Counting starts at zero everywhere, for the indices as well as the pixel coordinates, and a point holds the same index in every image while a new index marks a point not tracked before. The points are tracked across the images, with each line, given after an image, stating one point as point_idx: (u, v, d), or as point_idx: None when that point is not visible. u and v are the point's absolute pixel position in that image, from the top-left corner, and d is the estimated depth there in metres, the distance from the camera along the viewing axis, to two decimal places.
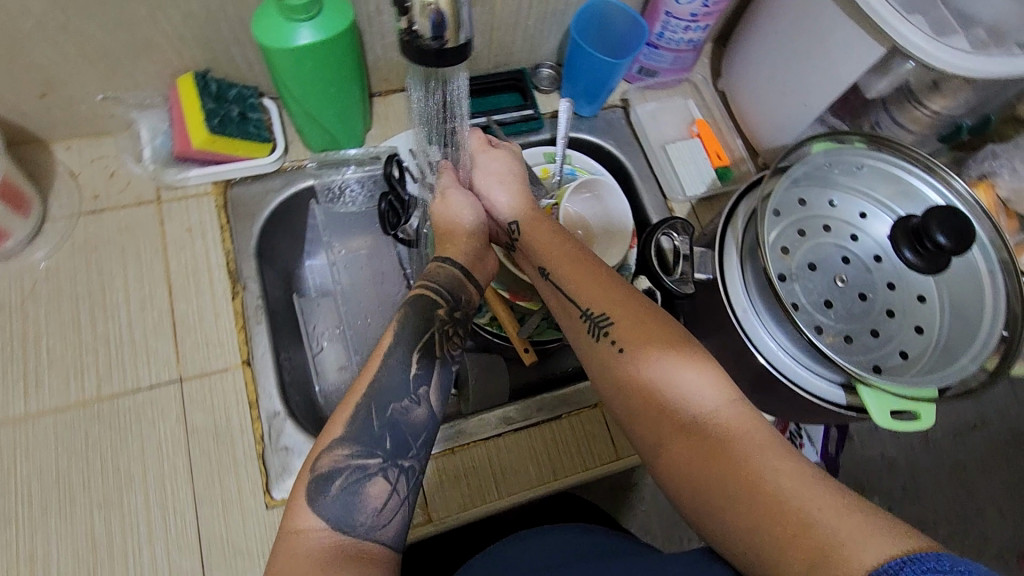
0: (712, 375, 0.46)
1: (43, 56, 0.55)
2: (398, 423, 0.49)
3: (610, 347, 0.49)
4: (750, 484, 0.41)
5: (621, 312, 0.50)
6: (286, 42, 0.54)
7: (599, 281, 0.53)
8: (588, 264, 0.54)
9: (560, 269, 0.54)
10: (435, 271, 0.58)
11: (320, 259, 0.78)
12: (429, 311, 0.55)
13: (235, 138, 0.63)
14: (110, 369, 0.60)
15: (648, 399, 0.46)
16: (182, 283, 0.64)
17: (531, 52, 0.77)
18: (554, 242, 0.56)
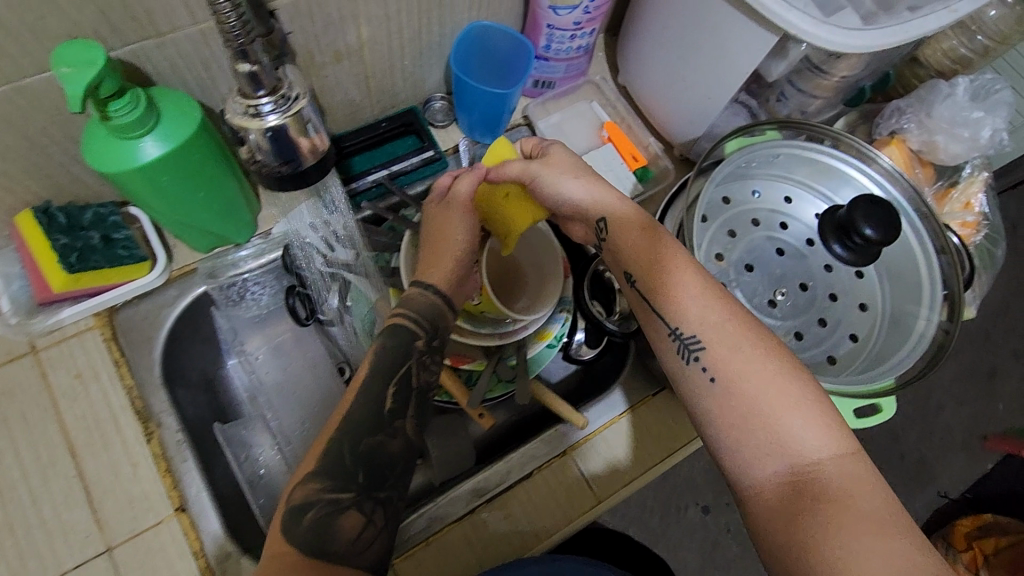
0: (825, 423, 0.41)
1: None
2: (374, 459, 0.47)
3: (700, 371, 0.45)
4: (850, 557, 0.36)
5: (717, 330, 0.45)
6: (128, 164, 0.46)
7: (700, 293, 0.47)
8: (692, 272, 0.48)
9: (654, 274, 0.48)
10: (412, 295, 0.53)
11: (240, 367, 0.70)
12: (408, 343, 0.51)
13: (102, 270, 0.55)
14: (23, 561, 0.52)
15: (736, 436, 0.42)
16: (86, 439, 0.57)
17: (417, 89, 0.71)
18: (651, 242, 0.50)
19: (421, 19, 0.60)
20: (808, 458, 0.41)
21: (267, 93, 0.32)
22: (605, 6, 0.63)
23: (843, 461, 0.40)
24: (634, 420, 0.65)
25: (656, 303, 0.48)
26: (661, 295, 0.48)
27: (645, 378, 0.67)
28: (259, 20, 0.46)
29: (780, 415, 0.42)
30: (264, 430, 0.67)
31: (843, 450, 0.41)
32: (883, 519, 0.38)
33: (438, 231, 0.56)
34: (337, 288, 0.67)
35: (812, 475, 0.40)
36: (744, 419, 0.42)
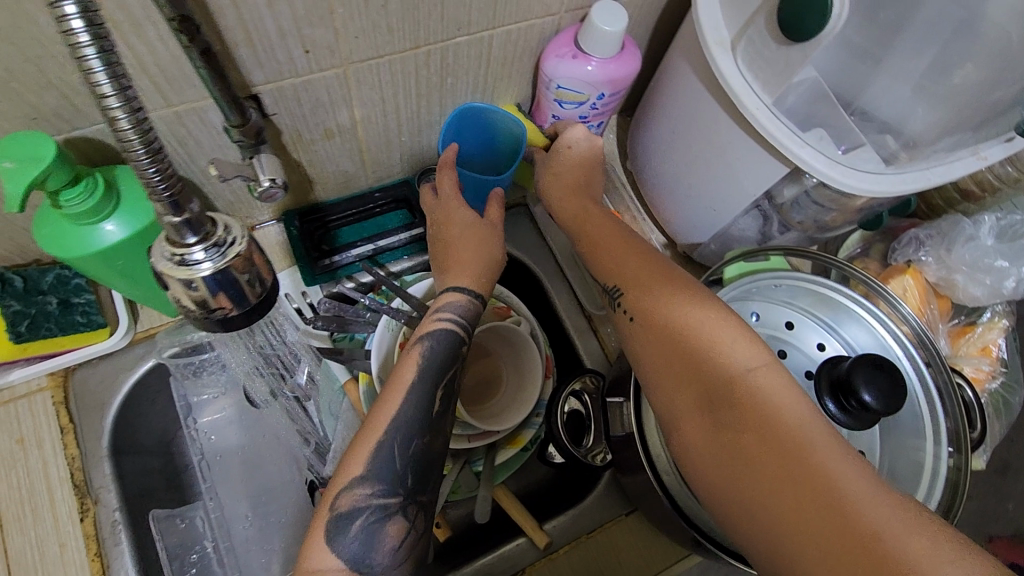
0: (739, 338, 0.43)
1: None
2: (419, 462, 0.45)
3: (626, 319, 0.49)
4: (774, 465, 0.38)
5: (631, 279, 0.50)
6: (81, 249, 0.44)
7: (626, 253, 0.53)
8: (622, 241, 0.54)
9: (592, 249, 0.55)
10: (456, 300, 0.53)
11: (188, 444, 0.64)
12: (454, 349, 0.51)
13: (45, 337, 0.54)
14: None
15: (660, 370, 0.45)
16: (16, 513, 0.53)
17: (414, 163, 0.69)
18: (601, 220, 0.57)
19: (420, 101, 0.58)
20: (724, 376, 0.42)
21: (197, 242, 0.29)
22: (614, 103, 0.60)
23: (759, 372, 0.42)
24: (601, 540, 0.60)
25: (596, 270, 0.54)
26: (595, 257, 0.55)
27: (619, 494, 0.62)
28: (235, 110, 0.43)
29: (698, 336, 0.44)
30: (206, 521, 0.62)
31: (757, 363, 0.42)
32: (803, 427, 0.39)
33: (476, 228, 0.57)
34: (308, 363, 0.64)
35: (729, 392, 0.42)
36: (662, 351, 0.45)
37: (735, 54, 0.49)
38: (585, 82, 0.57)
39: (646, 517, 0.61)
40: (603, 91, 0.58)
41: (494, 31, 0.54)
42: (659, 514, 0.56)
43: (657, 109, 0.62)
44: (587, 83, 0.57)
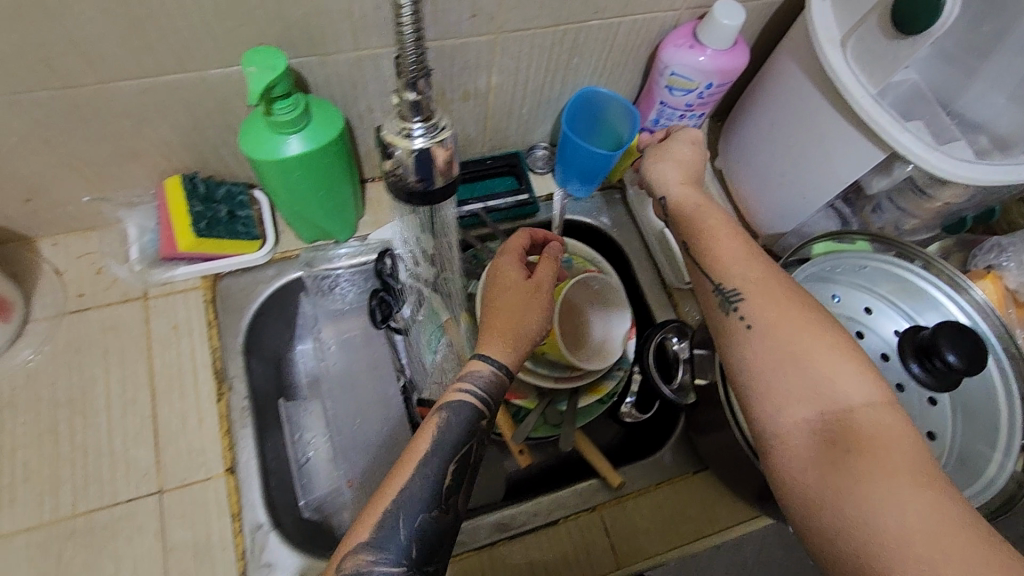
0: (858, 372, 0.44)
1: (28, 168, 0.55)
2: (425, 538, 0.45)
3: (739, 323, 0.49)
4: (869, 496, 0.39)
5: (752, 285, 0.49)
6: (273, 154, 0.53)
7: (744, 255, 0.52)
8: (744, 248, 0.52)
9: (709, 250, 0.53)
10: (480, 370, 0.50)
11: (308, 344, 0.75)
12: (471, 424, 0.49)
13: (226, 239, 0.63)
14: (88, 484, 0.57)
15: (768, 381, 0.46)
16: (165, 386, 0.62)
17: (525, 136, 0.76)
18: (723, 225, 0.54)
19: (547, 75, 0.66)
20: (838, 403, 0.43)
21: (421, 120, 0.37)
22: (719, 95, 0.67)
23: (873, 405, 0.43)
24: (670, 492, 0.64)
25: (706, 267, 0.52)
26: (706, 256, 0.53)
27: (689, 453, 0.66)
28: None
29: (813, 360, 0.45)
30: (319, 414, 0.71)
31: (872, 398, 0.43)
32: (909, 466, 0.40)
33: (521, 297, 0.54)
34: (410, 300, 0.71)
35: (838, 419, 0.43)
36: (778, 364, 0.46)
37: (844, 50, 0.55)
38: (698, 71, 0.63)
39: (714, 477, 0.65)
40: (712, 80, 0.64)
41: (625, 18, 0.61)
42: (731, 468, 0.59)
43: (759, 105, 0.68)
44: (699, 71, 0.63)
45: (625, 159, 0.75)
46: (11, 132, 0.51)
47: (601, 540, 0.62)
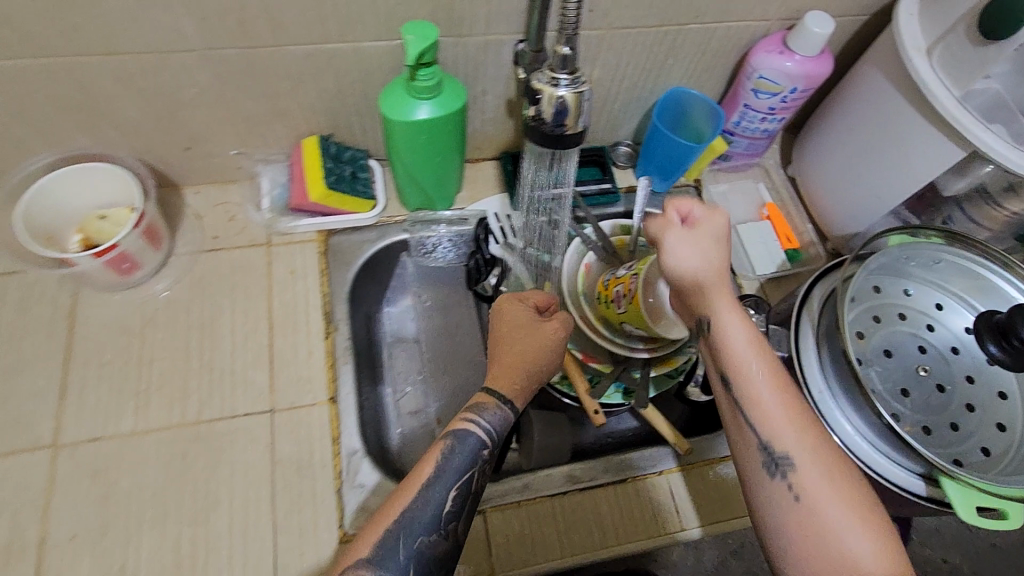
0: (880, 543, 0.43)
1: (198, 118, 0.65)
2: (425, 561, 0.50)
3: (786, 489, 0.46)
4: None
5: (800, 447, 0.47)
6: (406, 116, 0.61)
7: (793, 407, 0.48)
8: (786, 389, 0.48)
9: (754, 391, 0.48)
10: (488, 404, 0.56)
11: (398, 306, 0.83)
12: (473, 454, 0.54)
13: (349, 194, 0.71)
14: (212, 397, 0.64)
15: (808, 554, 0.44)
16: (281, 321, 0.69)
17: (612, 132, 0.83)
18: (773, 372, 0.48)
19: (641, 74, 0.73)
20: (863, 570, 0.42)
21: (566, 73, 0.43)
22: (801, 100, 0.72)
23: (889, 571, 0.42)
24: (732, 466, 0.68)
25: (749, 415, 0.48)
26: (749, 403, 0.48)
27: None
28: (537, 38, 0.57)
29: (848, 532, 0.43)
30: (409, 363, 0.80)
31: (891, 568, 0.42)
32: None
33: (530, 342, 0.59)
34: (500, 266, 0.77)
35: None
36: (819, 536, 0.44)
37: (929, 57, 0.60)
38: (785, 75, 0.69)
39: None
40: (798, 84, 0.70)
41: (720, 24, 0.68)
42: None
43: (839, 112, 0.73)
44: (786, 75, 0.69)
45: (705, 157, 0.80)
46: (195, 84, 0.60)
47: (667, 502, 0.65)
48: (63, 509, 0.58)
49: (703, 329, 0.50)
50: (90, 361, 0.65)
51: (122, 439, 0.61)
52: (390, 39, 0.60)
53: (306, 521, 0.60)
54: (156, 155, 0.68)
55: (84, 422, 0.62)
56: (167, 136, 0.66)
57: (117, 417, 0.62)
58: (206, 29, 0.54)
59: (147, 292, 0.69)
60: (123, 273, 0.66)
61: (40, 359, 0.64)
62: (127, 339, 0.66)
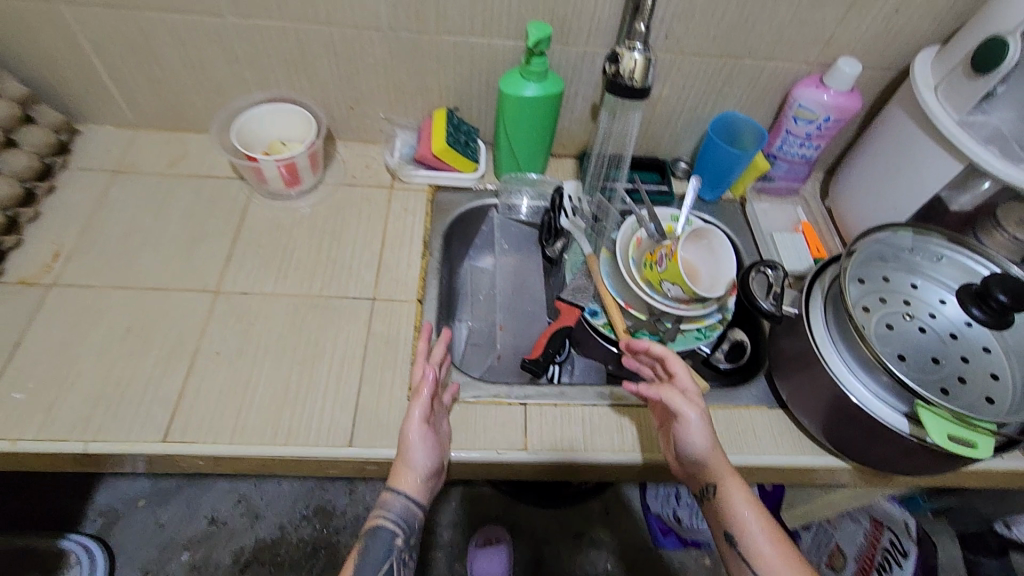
0: None
1: (366, 83, 0.88)
2: None
3: None
4: None
5: None
6: (516, 91, 0.81)
7: (790, 557, 0.61)
8: (780, 541, 0.62)
9: (757, 548, 0.61)
10: (387, 499, 0.65)
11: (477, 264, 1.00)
12: (389, 539, 0.64)
13: (461, 154, 0.91)
14: (331, 281, 0.82)
15: None
16: (391, 240, 0.88)
17: (674, 148, 1.01)
18: (770, 532, 0.62)
19: (702, 97, 0.92)
20: None
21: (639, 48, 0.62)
22: (834, 129, 0.88)
23: None
24: (742, 415, 0.78)
25: (751, 567, 0.61)
26: (753, 554, 0.61)
27: (767, 395, 0.80)
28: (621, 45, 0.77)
29: None
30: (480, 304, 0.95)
31: None
32: None
33: (405, 444, 0.66)
34: (564, 238, 0.94)
35: None
36: None
37: (935, 93, 0.76)
38: (821, 105, 0.85)
39: (784, 416, 0.78)
40: (830, 114, 0.86)
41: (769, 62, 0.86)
42: (807, 396, 0.73)
43: (867, 145, 0.88)
44: (821, 105, 0.85)
45: (750, 173, 0.97)
46: (374, 56, 0.84)
47: None
48: (214, 332, 0.76)
49: (707, 494, 0.65)
50: (250, 242, 0.85)
51: (262, 296, 0.80)
52: (515, 39, 0.82)
53: (385, 380, 0.74)
54: (328, 108, 0.92)
55: (239, 281, 0.81)
56: (341, 95, 0.90)
57: (262, 281, 0.81)
58: (394, 14, 0.78)
59: (298, 204, 0.90)
60: (287, 184, 0.88)
61: (216, 234, 0.85)
62: (279, 232, 0.87)
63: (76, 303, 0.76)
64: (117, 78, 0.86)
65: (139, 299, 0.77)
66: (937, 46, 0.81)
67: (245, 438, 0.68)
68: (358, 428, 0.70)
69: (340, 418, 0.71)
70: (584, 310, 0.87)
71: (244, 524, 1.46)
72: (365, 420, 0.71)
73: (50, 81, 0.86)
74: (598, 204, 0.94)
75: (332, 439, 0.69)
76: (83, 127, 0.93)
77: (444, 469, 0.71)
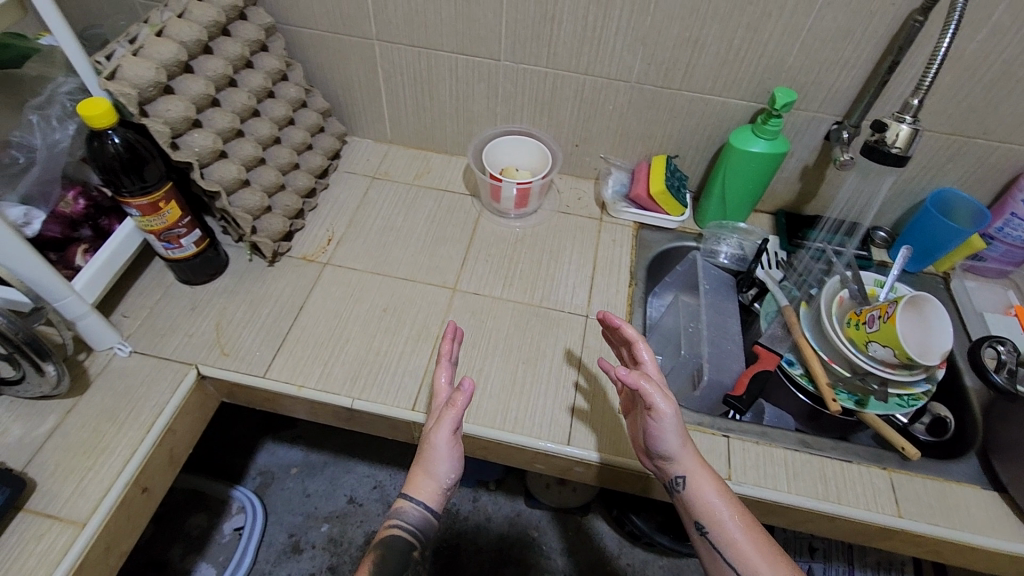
0: None
1: (598, 127, 0.99)
2: None
3: None
4: None
5: None
6: (746, 146, 0.89)
7: (762, 542, 0.63)
8: (751, 528, 0.64)
9: (729, 534, 0.63)
10: (404, 508, 0.65)
11: (662, 299, 1.05)
12: (407, 551, 0.63)
13: (673, 198, 0.98)
14: (549, 295, 0.92)
15: None
16: (601, 265, 0.97)
17: (877, 216, 1.03)
18: (740, 519, 0.64)
19: (922, 171, 0.94)
20: None
21: (909, 119, 0.68)
22: None
23: None
24: (954, 489, 0.76)
25: (726, 556, 0.63)
26: (729, 546, 0.63)
27: (980, 475, 0.78)
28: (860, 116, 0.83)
29: None
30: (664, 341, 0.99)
31: None
32: None
33: (429, 454, 0.65)
34: (758, 287, 0.99)
35: None
36: None
37: None
38: None
39: (1001, 500, 0.76)
40: None
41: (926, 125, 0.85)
42: None
43: None
44: None
45: (961, 251, 0.95)
46: (614, 103, 0.95)
47: (888, 491, 0.76)
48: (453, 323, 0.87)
49: (679, 486, 0.67)
50: (481, 251, 0.97)
51: (491, 300, 0.90)
52: (749, 100, 0.90)
53: (598, 390, 0.81)
54: (558, 143, 1.04)
55: (473, 282, 0.92)
56: (573, 134, 1.01)
57: (489, 286, 0.92)
58: (646, 69, 0.89)
59: (519, 224, 1.02)
60: (516, 205, 0.99)
61: (454, 239, 0.98)
62: (503, 246, 0.98)
63: (345, 281, 0.91)
64: (392, 101, 1.03)
65: (392, 286, 0.91)
66: None
67: (479, 419, 0.77)
68: (575, 429, 0.77)
69: (559, 417, 0.78)
70: (781, 358, 0.90)
71: (377, 510, 1.53)
72: (580, 422, 0.78)
73: (342, 99, 1.05)
74: (804, 263, 0.98)
75: (554, 435, 0.77)
76: (351, 138, 1.12)
77: (646, 484, 0.76)
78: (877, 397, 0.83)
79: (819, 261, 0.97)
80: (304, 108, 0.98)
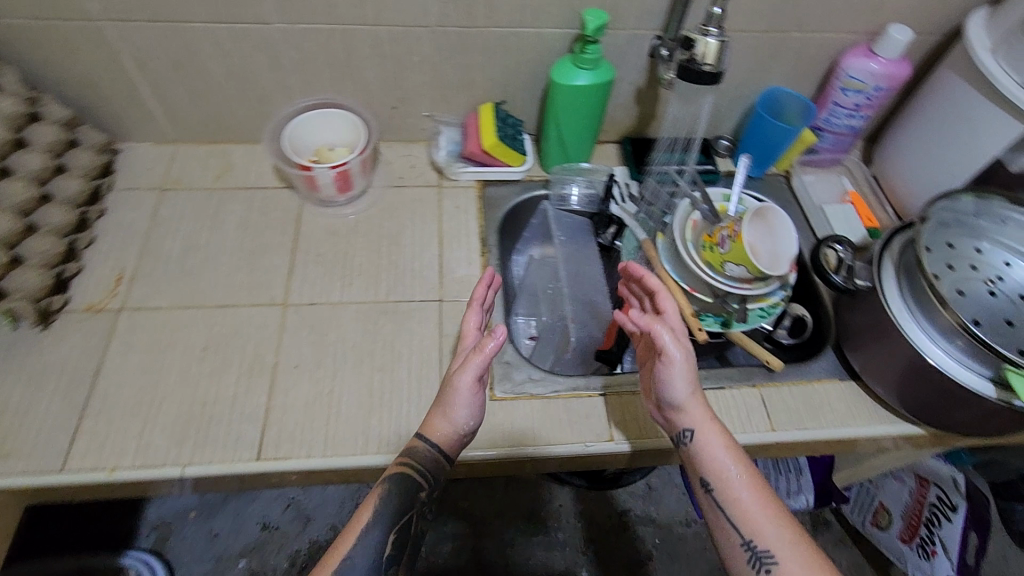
0: None
1: (410, 84, 0.87)
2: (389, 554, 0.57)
3: None
4: None
5: (774, 536, 0.55)
6: (569, 79, 0.81)
7: (766, 496, 0.58)
8: (757, 485, 0.58)
9: (733, 492, 0.58)
10: (417, 448, 0.60)
11: (525, 256, 1.01)
12: (411, 494, 0.59)
13: (511, 148, 0.90)
14: (396, 285, 0.82)
15: None
16: (448, 237, 0.88)
17: (716, 127, 1.01)
18: (749, 476, 0.59)
19: (748, 74, 0.91)
20: None
21: (714, 30, 0.63)
22: (884, 97, 0.88)
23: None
24: (817, 389, 0.79)
25: (727, 511, 0.57)
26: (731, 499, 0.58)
27: (838, 367, 0.82)
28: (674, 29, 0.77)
29: None
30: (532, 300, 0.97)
31: None
32: None
33: (449, 396, 0.60)
34: (617, 225, 0.95)
35: None
36: None
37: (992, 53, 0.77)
38: (870, 75, 0.85)
39: (857, 387, 0.80)
40: (881, 83, 0.86)
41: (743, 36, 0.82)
42: (881, 364, 0.75)
43: (920, 104, 0.88)
44: (871, 75, 0.85)
45: (796, 147, 0.96)
46: (419, 54, 0.83)
47: (760, 407, 0.77)
48: (290, 344, 0.76)
49: (686, 439, 0.63)
50: (309, 251, 0.84)
51: (331, 306, 0.80)
52: (562, 28, 0.81)
53: None
54: (373, 109, 0.91)
55: (305, 291, 0.81)
56: (385, 96, 0.89)
57: (327, 291, 0.81)
58: (443, 9, 0.77)
59: (349, 210, 0.90)
60: (339, 190, 0.87)
61: (274, 245, 0.84)
62: (334, 240, 0.86)
63: (148, 326, 0.76)
64: (157, 92, 0.84)
65: (209, 318, 0.77)
66: (985, 7, 0.81)
67: (337, 448, 0.68)
68: None
69: None
70: None
71: (294, 528, 1.38)
72: None
73: (91, 101, 0.84)
74: (653, 189, 0.94)
75: None
76: (122, 145, 0.92)
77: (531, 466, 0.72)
78: (738, 317, 0.83)
79: (668, 183, 0.93)
80: (37, 121, 0.77)
